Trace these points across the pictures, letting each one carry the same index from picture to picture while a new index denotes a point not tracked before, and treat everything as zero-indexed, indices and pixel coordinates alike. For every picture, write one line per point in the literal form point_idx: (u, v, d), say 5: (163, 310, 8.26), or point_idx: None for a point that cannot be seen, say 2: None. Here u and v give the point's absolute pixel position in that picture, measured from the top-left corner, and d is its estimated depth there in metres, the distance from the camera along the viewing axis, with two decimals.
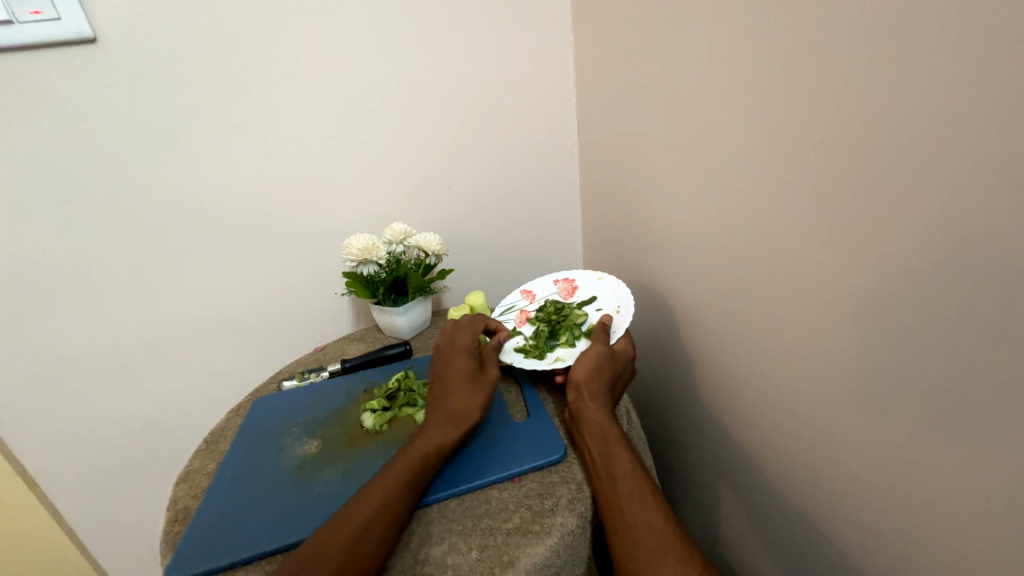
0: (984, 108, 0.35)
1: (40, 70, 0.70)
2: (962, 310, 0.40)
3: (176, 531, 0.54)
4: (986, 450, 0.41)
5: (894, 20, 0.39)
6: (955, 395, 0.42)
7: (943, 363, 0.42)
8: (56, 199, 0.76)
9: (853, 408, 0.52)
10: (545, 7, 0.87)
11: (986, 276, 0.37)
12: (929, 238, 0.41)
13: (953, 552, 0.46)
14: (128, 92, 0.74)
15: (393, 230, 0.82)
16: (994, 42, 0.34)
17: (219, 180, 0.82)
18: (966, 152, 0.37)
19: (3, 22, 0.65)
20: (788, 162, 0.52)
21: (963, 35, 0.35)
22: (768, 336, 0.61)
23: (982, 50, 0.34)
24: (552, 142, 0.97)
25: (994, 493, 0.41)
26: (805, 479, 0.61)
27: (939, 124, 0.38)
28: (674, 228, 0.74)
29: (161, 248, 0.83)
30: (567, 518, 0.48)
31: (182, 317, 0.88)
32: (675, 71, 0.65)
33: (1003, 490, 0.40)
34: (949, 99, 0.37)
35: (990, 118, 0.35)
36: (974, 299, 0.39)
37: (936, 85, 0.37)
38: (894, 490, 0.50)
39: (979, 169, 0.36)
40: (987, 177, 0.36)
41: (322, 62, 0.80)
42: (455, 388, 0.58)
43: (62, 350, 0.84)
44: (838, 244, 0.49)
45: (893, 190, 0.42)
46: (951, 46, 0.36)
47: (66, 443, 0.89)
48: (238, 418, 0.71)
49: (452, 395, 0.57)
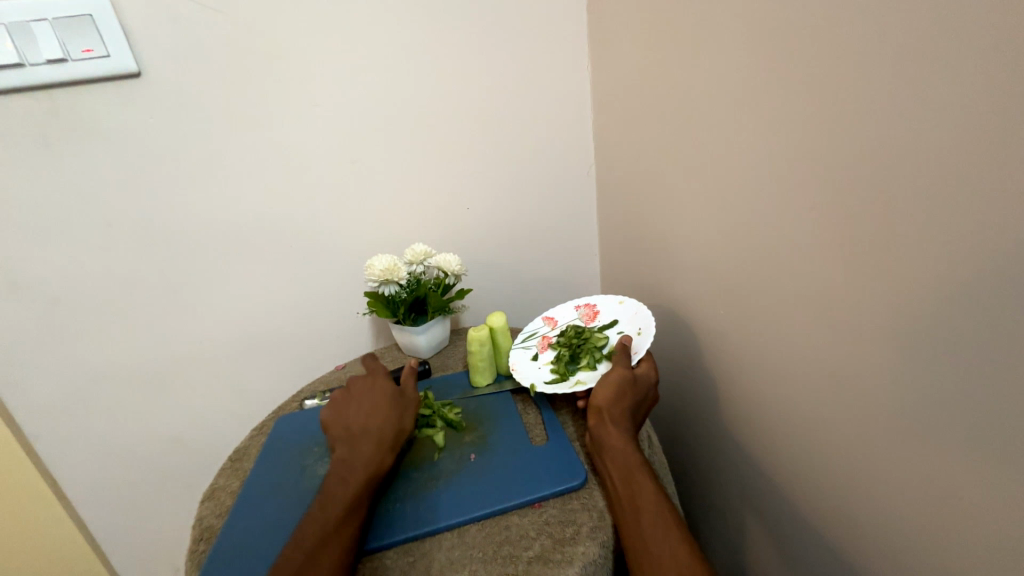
0: (1008, 136, 0.34)
1: (88, 103, 0.75)
2: (990, 343, 0.39)
3: (202, 550, 0.55)
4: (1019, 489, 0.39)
5: (909, 55, 0.39)
6: (986, 431, 0.40)
7: (971, 398, 0.41)
8: (100, 222, 0.81)
9: (879, 440, 0.50)
10: (563, 33, 0.88)
11: (1011, 310, 0.37)
12: (952, 270, 0.40)
13: None
14: (167, 123, 0.78)
15: (414, 250, 0.83)
16: (1011, 78, 0.34)
17: (247, 203, 0.85)
18: (985, 187, 0.36)
19: (58, 60, 0.71)
20: (807, 188, 0.52)
21: (983, 62, 0.35)
22: (790, 362, 0.60)
23: (997, 85, 0.34)
24: (570, 163, 0.98)
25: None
26: (832, 511, 0.59)
27: (962, 152, 0.37)
28: (692, 250, 0.73)
29: (191, 268, 0.87)
30: (589, 548, 0.47)
31: (210, 334, 0.91)
32: (692, 96, 0.65)
33: None
34: (972, 126, 0.36)
35: (1009, 152, 0.34)
36: (1001, 333, 0.38)
37: (958, 113, 0.37)
38: (924, 526, 0.48)
39: (999, 200, 0.36)
40: (1008, 210, 0.35)
41: (347, 90, 0.83)
42: (373, 415, 0.57)
43: (98, 365, 0.88)
44: (858, 273, 0.48)
45: (913, 221, 0.42)
46: (971, 73, 0.36)
47: (97, 455, 0.93)
48: (261, 436, 0.72)
49: (370, 422, 0.57)
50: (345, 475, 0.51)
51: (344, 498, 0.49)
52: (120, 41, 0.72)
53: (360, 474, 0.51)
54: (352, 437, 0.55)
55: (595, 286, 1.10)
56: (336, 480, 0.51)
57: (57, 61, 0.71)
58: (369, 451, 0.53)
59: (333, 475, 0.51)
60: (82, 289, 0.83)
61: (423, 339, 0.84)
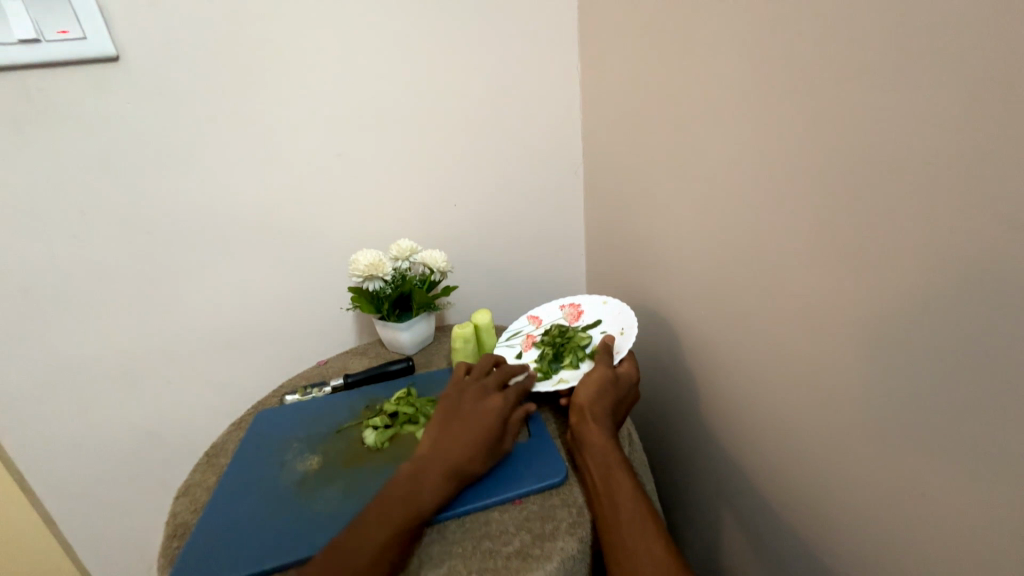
0: (975, 148, 0.36)
1: (63, 86, 0.73)
2: (956, 344, 0.40)
3: (176, 547, 0.54)
4: (981, 484, 0.41)
5: (885, 67, 0.41)
6: (950, 429, 0.42)
7: (937, 398, 0.43)
8: (72, 209, 0.78)
9: (851, 438, 0.52)
10: (554, 31, 0.89)
11: (976, 313, 0.39)
12: (921, 276, 0.42)
13: None
14: (146, 109, 0.76)
15: (398, 246, 0.82)
16: (978, 94, 0.35)
17: (228, 193, 0.84)
18: (954, 196, 0.38)
19: (31, 41, 0.68)
20: (786, 194, 0.53)
21: (951, 78, 0.37)
22: (767, 363, 0.61)
23: (966, 101, 0.36)
24: (558, 161, 0.98)
25: (987, 525, 0.41)
26: (804, 506, 0.61)
27: (931, 164, 0.39)
28: (675, 251, 0.74)
29: (168, 258, 0.85)
30: (568, 543, 0.48)
31: (187, 326, 0.89)
32: (679, 99, 0.66)
33: (994, 521, 0.41)
34: (942, 138, 0.38)
35: (975, 164, 0.36)
36: (969, 336, 0.39)
37: (930, 126, 0.39)
38: (890, 521, 0.50)
39: (966, 210, 0.38)
40: (976, 217, 0.37)
41: (334, 81, 0.82)
42: (471, 442, 0.53)
43: (68, 356, 0.85)
44: (834, 276, 0.50)
45: (886, 228, 0.44)
46: (942, 88, 0.37)
47: (65, 450, 0.90)
48: (240, 432, 0.71)
49: (464, 447, 0.53)
50: (408, 498, 0.49)
51: (402, 520, 0.47)
52: (98, 24, 0.70)
53: (423, 504, 0.49)
54: (435, 454, 0.52)
55: (580, 285, 1.11)
56: (398, 494, 0.49)
57: (30, 41, 0.69)
58: (441, 478, 0.50)
59: (398, 487, 0.49)
60: (52, 278, 0.81)
61: (407, 335, 0.83)
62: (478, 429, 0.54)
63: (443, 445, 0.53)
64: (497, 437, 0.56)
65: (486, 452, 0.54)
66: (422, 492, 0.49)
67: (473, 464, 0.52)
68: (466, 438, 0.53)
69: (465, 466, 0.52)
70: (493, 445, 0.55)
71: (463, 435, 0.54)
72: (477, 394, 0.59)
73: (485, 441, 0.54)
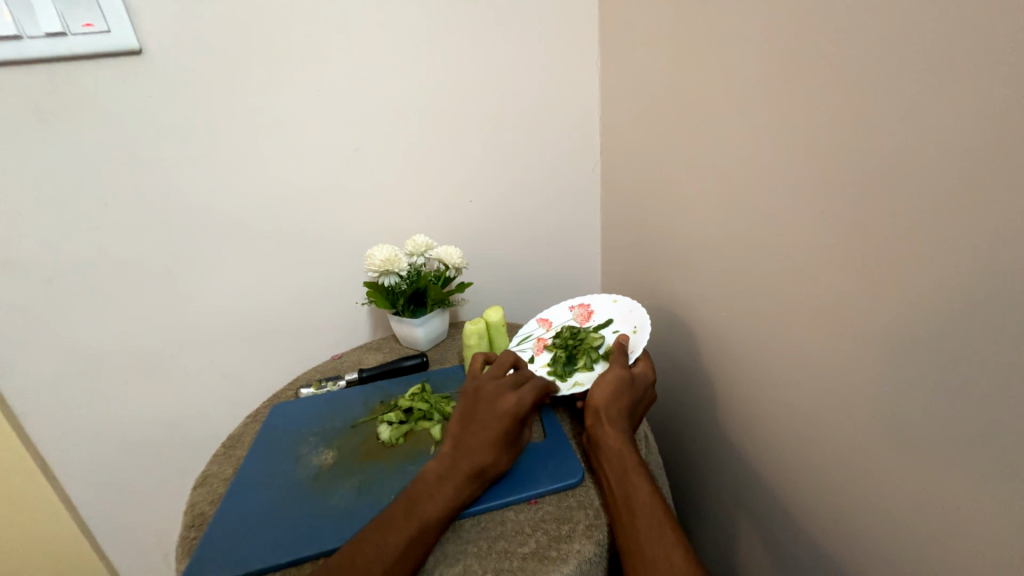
0: (1005, 148, 0.34)
1: (87, 79, 0.73)
2: (982, 353, 0.39)
3: (194, 536, 0.54)
4: (1007, 500, 0.39)
5: (912, 64, 0.39)
6: (975, 441, 0.41)
7: (961, 408, 0.41)
8: (97, 202, 0.79)
9: (872, 447, 0.50)
10: (572, 25, 0.87)
11: (1002, 322, 0.37)
12: (946, 282, 0.40)
13: None
14: (167, 102, 0.77)
15: (414, 241, 0.82)
16: (1009, 91, 0.34)
17: (247, 187, 0.84)
18: (983, 199, 0.36)
19: (58, 34, 0.69)
20: (808, 195, 0.51)
21: (980, 74, 0.35)
22: (786, 368, 0.60)
23: (998, 98, 0.34)
24: (574, 158, 0.97)
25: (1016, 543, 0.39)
26: (823, 515, 0.59)
27: (958, 165, 0.37)
28: (692, 251, 0.73)
29: (188, 251, 0.85)
30: (584, 546, 0.47)
31: (205, 318, 0.90)
32: (700, 96, 0.65)
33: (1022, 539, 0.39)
34: (971, 138, 0.36)
35: (1005, 165, 0.34)
36: (996, 345, 0.38)
37: (958, 124, 0.37)
38: (913, 533, 0.48)
39: (994, 213, 0.36)
40: (1008, 221, 0.35)
41: (352, 75, 0.81)
42: (491, 442, 0.52)
43: (90, 346, 0.87)
44: (856, 280, 0.48)
45: (911, 230, 0.42)
46: (971, 85, 0.36)
47: (87, 438, 0.92)
48: (256, 424, 0.72)
49: (486, 448, 0.52)
50: (429, 497, 0.49)
51: (424, 520, 0.47)
52: (123, 17, 0.71)
53: (444, 503, 0.49)
54: (456, 454, 0.52)
55: (595, 283, 1.09)
56: (419, 493, 0.49)
57: (56, 34, 0.69)
58: (462, 479, 0.50)
59: (420, 486, 0.49)
60: (75, 269, 0.82)
61: (421, 331, 0.83)
62: (498, 429, 0.53)
63: (465, 446, 0.52)
64: (516, 436, 0.55)
65: (506, 452, 0.53)
66: (445, 492, 0.49)
67: (493, 464, 0.52)
68: (488, 438, 0.52)
69: (484, 467, 0.51)
70: (513, 443, 0.54)
71: (485, 435, 0.53)
72: (497, 390, 0.57)
73: (505, 440, 0.53)
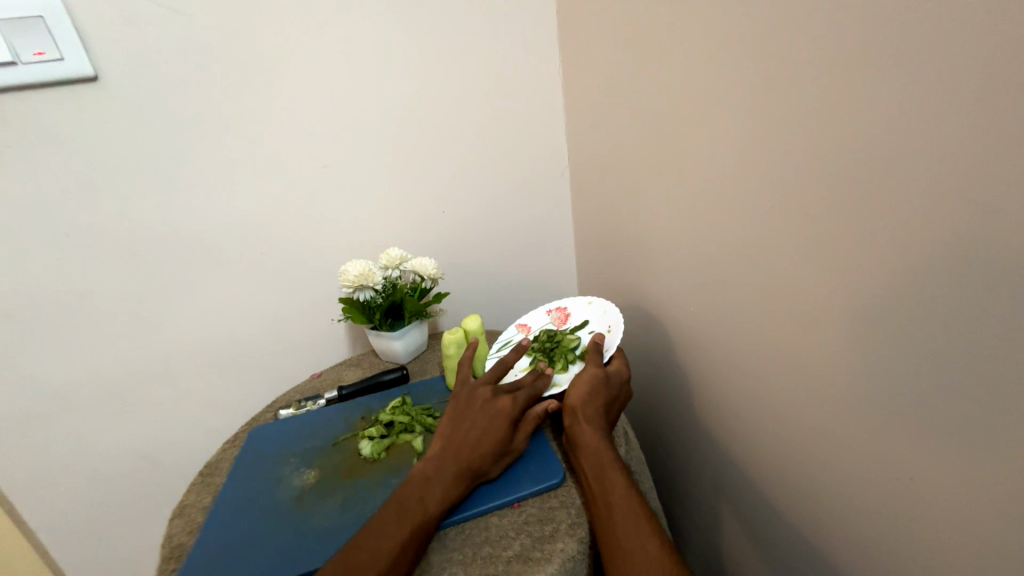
0: (937, 140, 0.38)
1: (40, 107, 0.72)
2: (930, 330, 0.41)
3: (172, 568, 0.53)
4: (962, 466, 0.42)
5: (851, 65, 0.42)
6: (930, 412, 0.43)
7: (917, 383, 0.44)
8: (54, 231, 0.77)
9: (838, 426, 0.53)
10: (535, 36, 0.90)
11: (946, 300, 0.40)
12: (894, 265, 0.43)
13: (934, 562, 0.47)
14: (127, 128, 0.76)
15: (389, 255, 0.82)
16: (935, 88, 0.37)
17: (214, 209, 0.83)
18: (920, 187, 0.39)
19: (7, 63, 0.68)
20: (766, 191, 0.54)
21: (911, 74, 0.38)
22: (756, 356, 0.62)
23: (927, 95, 0.38)
24: (543, 165, 0.99)
25: (972, 506, 0.42)
26: (798, 496, 0.61)
27: (896, 157, 0.41)
28: (662, 250, 0.75)
29: (155, 276, 0.84)
30: (568, 544, 0.48)
31: (176, 344, 0.88)
32: (659, 100, 0.67)
33: (977, 500, 0.42)
34: (905, 131, 0.39)
35: (937, 155, 0.38)
36: (942, 321, 0.40)
37: (894, 119, 0.40)
38: (881, 506, 0.51)
39: (930, 199, 0.39)
40: (944, 205, 0.38)
41: (317, 93, 0.82)
42: (484, 444, 0.54)
43: (55, 382, 0.84)
44: (814, 270, 0.51)
45: (860, 219, 0.45)
46: (903, 84, 0.39)
47: (54, 476, 0.88)
48: (234, 449, 0.71)
49: (482, 449, 0.54)
50: (423, 493, 0.50)
51: (416, 519, 0.48)
52: (75, 44, 0.70)
53: (437, 499, 0.50)
54: (450, 451, 0.54)
55: (571, 287, 1.11)
56: (414, 490, 0.50)
57: (5, 64, 0.68)
58: (454, 478, 0.52)
59: (417, 483, 0.51)
60: (35, 302, 0.79)
61: (400, 344, 0.83)
62: (488, 432, 0.55)
63: (458, 444, 0.54)
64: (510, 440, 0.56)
65: (499, 457, 0.55)
66: (442, 479, 0.51)
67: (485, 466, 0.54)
68: (479, 441, 0.54)
69: (478, 467, 0.53)
70: (504, 445, 0.55)
71: (478, 439, 0.55)
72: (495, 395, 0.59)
73: (495, 443, 0.55)
